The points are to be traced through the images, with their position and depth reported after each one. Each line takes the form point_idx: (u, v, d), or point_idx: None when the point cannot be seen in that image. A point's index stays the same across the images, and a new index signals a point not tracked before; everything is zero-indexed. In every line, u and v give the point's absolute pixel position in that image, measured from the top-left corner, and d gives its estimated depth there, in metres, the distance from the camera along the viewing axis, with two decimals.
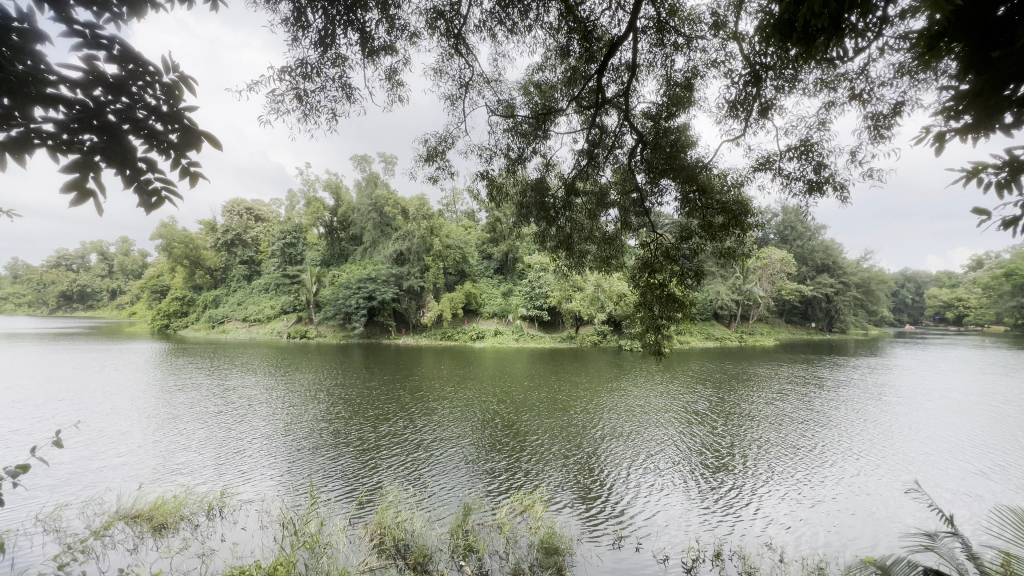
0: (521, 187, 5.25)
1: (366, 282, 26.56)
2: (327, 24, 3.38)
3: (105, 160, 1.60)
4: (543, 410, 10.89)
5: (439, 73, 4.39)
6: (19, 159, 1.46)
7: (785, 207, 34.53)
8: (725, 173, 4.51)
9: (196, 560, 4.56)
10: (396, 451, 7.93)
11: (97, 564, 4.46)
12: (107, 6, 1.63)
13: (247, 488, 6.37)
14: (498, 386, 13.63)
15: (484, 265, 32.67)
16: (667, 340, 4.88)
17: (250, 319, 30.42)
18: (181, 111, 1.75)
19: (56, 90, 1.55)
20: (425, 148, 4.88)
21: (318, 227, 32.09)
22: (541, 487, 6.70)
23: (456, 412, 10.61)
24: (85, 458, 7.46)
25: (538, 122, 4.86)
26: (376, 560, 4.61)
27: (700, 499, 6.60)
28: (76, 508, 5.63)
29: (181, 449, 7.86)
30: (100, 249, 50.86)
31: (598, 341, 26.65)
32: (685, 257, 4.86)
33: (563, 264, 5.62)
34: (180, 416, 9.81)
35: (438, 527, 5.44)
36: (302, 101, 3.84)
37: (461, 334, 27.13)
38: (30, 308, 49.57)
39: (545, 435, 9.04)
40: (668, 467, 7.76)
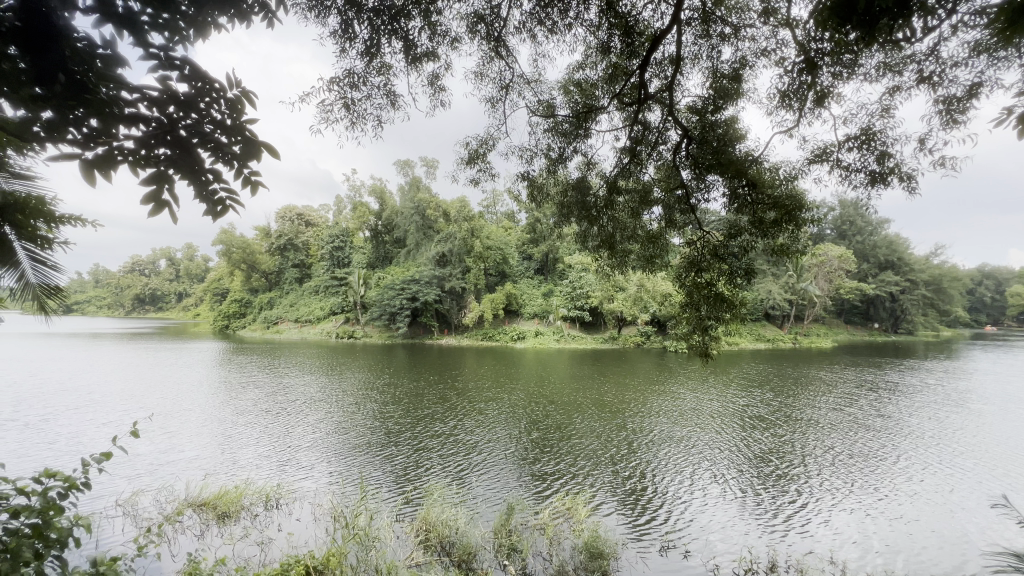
0: (562, 188, 5.23)
1: (410, 283, 27.21)
2: (372, 34, 3.49)
3: (177, 172, 1.73)
4: (588, 413, 10.79)
5: (479, 76, 4.44)
6: (105, 174, 1.62)
7: (842, 201, 32.63)
8: (777, 167, 4.30)
9: (256, 547, 4.83)
10: (443, 450, 8.09)
11: (169, 547, 4.81)
12: (177, 29, 1.76)
13: (301, 482, 6.67)
14: (542, 387, 13.63)
15: (525, 266, 32.70)
16: (715, 341, 4.71)
17: (302, 320, 31.87)
18: (242, 124, 1.85)
19: (135, 109, 1.69)
20: (467, 151, 4.95)
21: (364, 231, 33.25)
22: (585, 490, 6.63)
23: (501, 413, 10.69)
24: (158, 448, 8.05)
25: (578, 121, 4.81)
26: (421, 555, 4.72)
27: (751, 509, 6.33)
28: (150, 495, 6.08)
29: (242, 443, 8.36)
30: (169, 255, 54.79)
31: (642, 341, 26.08)
32: (735, 255, 4.68)
33: (606, 264, 5.53)
34: (240, 412, 10.40)
35: (481, 525, 5.50)
36: (350, 110, 3.98)
37: (503, 334, 27.28)
38: (110, 310, 54.32)
39: (590, 438, 8.96)
40: (718, 474, 7.49)
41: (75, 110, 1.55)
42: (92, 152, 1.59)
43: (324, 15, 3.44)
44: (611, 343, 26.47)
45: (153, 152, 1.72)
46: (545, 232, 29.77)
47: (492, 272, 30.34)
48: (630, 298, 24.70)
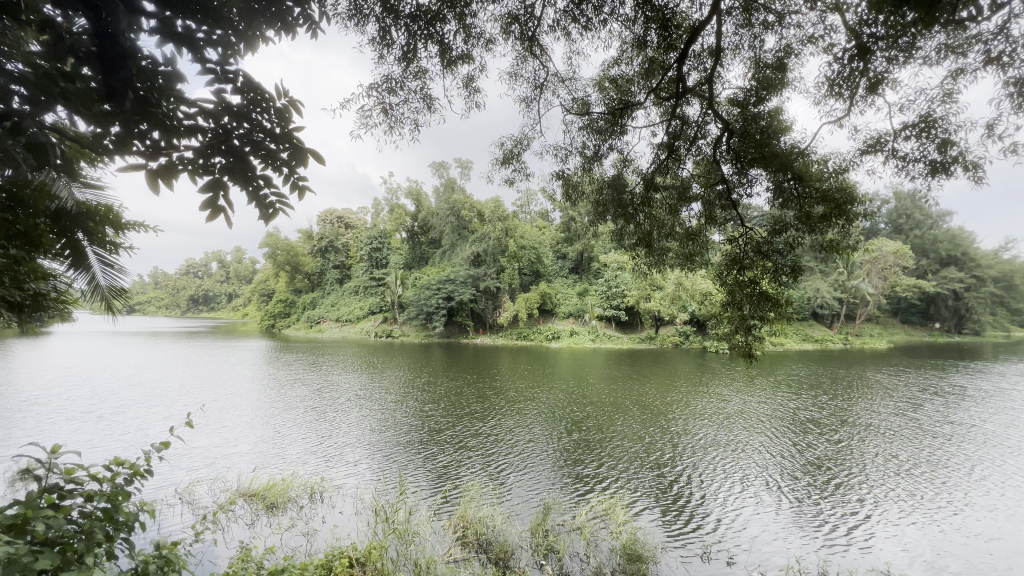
0: (598, 185, 5.15)
1: (445, 283, 27.62)
2: (409, 39, 3.57)
3: (232, 179, 1.83)
4: (625, 414, 10.66)
5: (513, 76, 4.44)
6: (168, 183, 1.73)
7: (898, 193, 30.73)
8: (825, 159, 4.09)
9: (302, 537, 5.04)
10: (479, 448, 8.19)
11: (223, 535, 5.10)
12: (229, 44, 1.85)
13: (343, 476, 6.89)
14: (577, 387, 13.56)
15: (560, 264, 32.50)
16: (759, 341, 4.55)
17: (342, 319, 32.95)
18: (290, 131, 1.93)
19: (193, 121, 1.80)
20: (501, 151, 4.96)
21: (401, 232, 34.01)
22: (621, 492, 6.55)
23: (536, 412, 10.73)
24: (212, 440, 8.53)
25: (614, 118, 4.74)
26: (459, 552, 4.79)
27: (797, 517, 6.08)
28: (205, 484, 6.45)
29: (289, 437, 8.73)
30: (220, 258, 57.90)
31: (680, 341, 25.47)
32: (780, 252, 4.51)
33: (643, 262, 5.42)
34: (286, 408, 10.87)
35: (518, 524, 5.52)
36: (388, 115, 4.08)
37: (537, 334, 27.25)
38: (169, 310, 58.03)
39: (627, 440, 8.83)
40: (761, 480, 7.23)
41: (142, 125, 1.67)
42: (156, 163, 1.70)
43: (363, 23, 3.53)
44: (648, 343, 25.96)
45: (210, 161, 1.83)
46: (580, 231, 29.53)
47: (526, 271, 30.36)
48: (668, 297, 24.15)
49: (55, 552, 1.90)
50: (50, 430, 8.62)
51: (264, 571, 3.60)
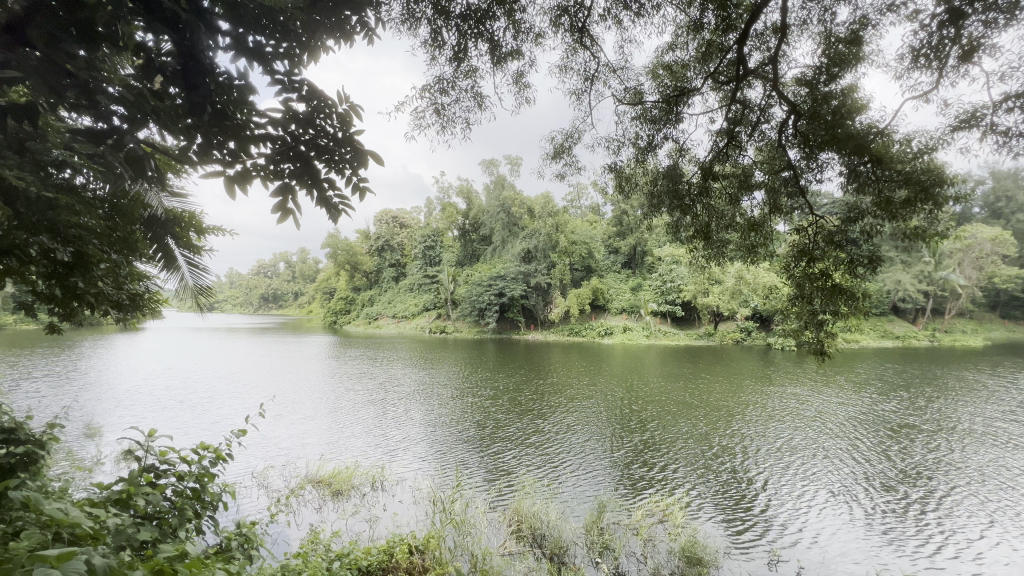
0: (652, 177, 4.96)
1: (497, 280, 27.88)
2: (459, 39, 3.62)
3: (299, 183, 1.93)
4: (681, 413, 10.33)
5: (563, 70, 4.38)
6: (243, 188, 1.86)
7: (996, 173, 27.49)
8: (909, 138, 3.73)
9: (365, 524, 5.29)
10: (531, 443, 8.24)
11: (295, 516, 5.47)
12: (294, 55, 1.95)
13: (400, 467, 7.16)
14: (631, 385, 13.29)
15: (612, 259, 31.87)
16: (832, 338, 4.26)
17: (398, 316, 34.16)
18: (351, 135, 2.00)
19: (264, 130, 1.91)
20: (552, 145, 4.92)
21: (453, 230, 34.76)
22: (678, 493, 6.37)
23: (588, 409, 10.65)
24: (282, 428, 9.12)
25: (669, 106, 4.55)
26: (514, 545, 4.86)
27: (878, 529, 5.64)
28: (278, 469, 6.94)
29: (351, 428, 9.19)
30: (287, 259, 61.84)
31: (741, 338, 24.32)
32: (856, 242, 4.19)
33: (701, 255, 5.17)
34: (348, 400, 11.44)
35: (572, 520, 5.50)
36: (440, 115, 4.16)
37: (590, 330, 26.90)
38: (243, 307, 62.82)
39: (684, 440, 8.55)
40: (836, 488, 6.75)
41: (218, 136, 1.81)
42: (232, 170, 1.83)
43: (415, 26, 3.62)
44: (707, 340, 24.94)
45: (280, 167, 1.94)
46: (633, 225, 28.85)
47: (578, 267, 30.08)
48: (727, 291, 23.15)
49: (153, 524, 2.12)
50: (147, 416, 9.58)
51: (332, 553, 3.84)
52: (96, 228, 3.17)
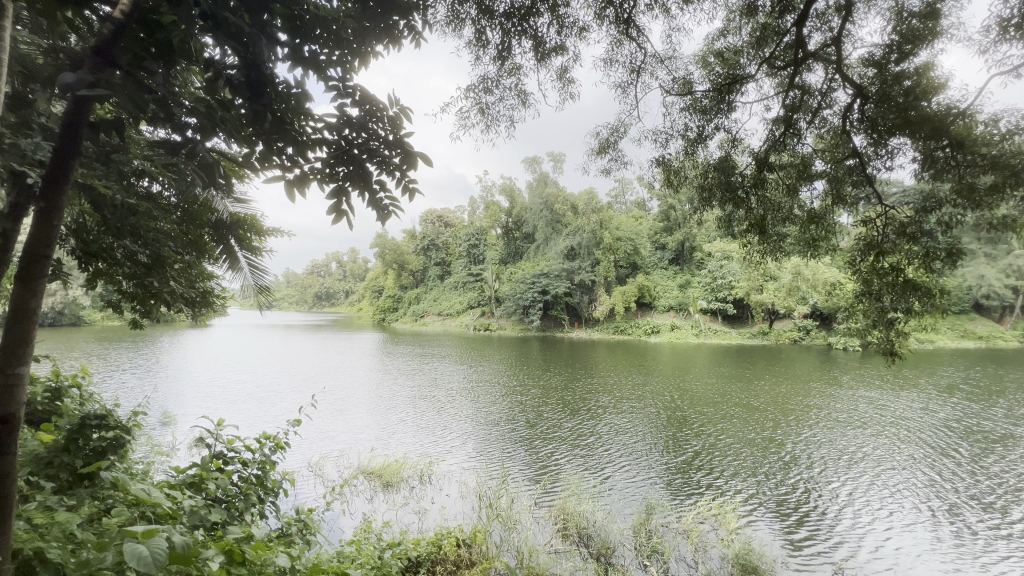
0: (702, 169, 4.72)
1: (540, 277, 27.81)
2: (504, 37, 3.62)
3: (352, 185, 1.98)
4: (734, 416, 9.95)
5: (607, 62, 4.28)
6: (303, 191, 1.94)
7: None
8: (997, 118, 3.39)
9: (415, 515, 5.45)
10: (576, 442, 8.22)
11: (348, 505, 5.73)
12: (348, 62, 2.00)
13: (447, 462, 7.29)
14: (678, 385, 12.95)
15: (658, 256, 31.04)
16: (903, 338, 3.99)
17: (444, 313, 34.87)
18: (402, 137, 2.01)
19: (321, 136, 1.98)
20: (596, 141, 4.84)
21: (496, 229, 35.07)
22: (730, 497, 6.15)
23: (635, 408, 10.46)
24: (334, 421, 9.53)
25: (720, 95, 4.36)
26: (560, 543, 4.84)
27: (967, 552, 5.14)
28: (332, 460, 7.26)
29: (399, 423, 9.47)
30: (338, 258, 64.58)
31: (799, 338, 23.18)
32: (933, 234, 3.87)
33: (755, 250, 4.93)
34: (397, 396, 11.82)
35: (619, 520, 5.43)
36: (485, 114, 4.20)
37: (636, 328, 26.33)
38: (299, 305, 66.27)
39: (737, 444, 8.22)
40: (915, 504, 6.23)
41: (279, 142, 1.91)
42: (293, 174, 1.92)
43: (460, 27, 3.67)
44: (761, 339, 23.83)
45: (336, 170, 2.01)
46: (681, 220, 27.98)
47: (622, 264, 29.55)
48: (783, 288, 22.03)
49: (222, 507, 2.28)
50: (215, 407, 10.28)
51: (384, 542, 3.99)
52: (170, 233, 3.61)
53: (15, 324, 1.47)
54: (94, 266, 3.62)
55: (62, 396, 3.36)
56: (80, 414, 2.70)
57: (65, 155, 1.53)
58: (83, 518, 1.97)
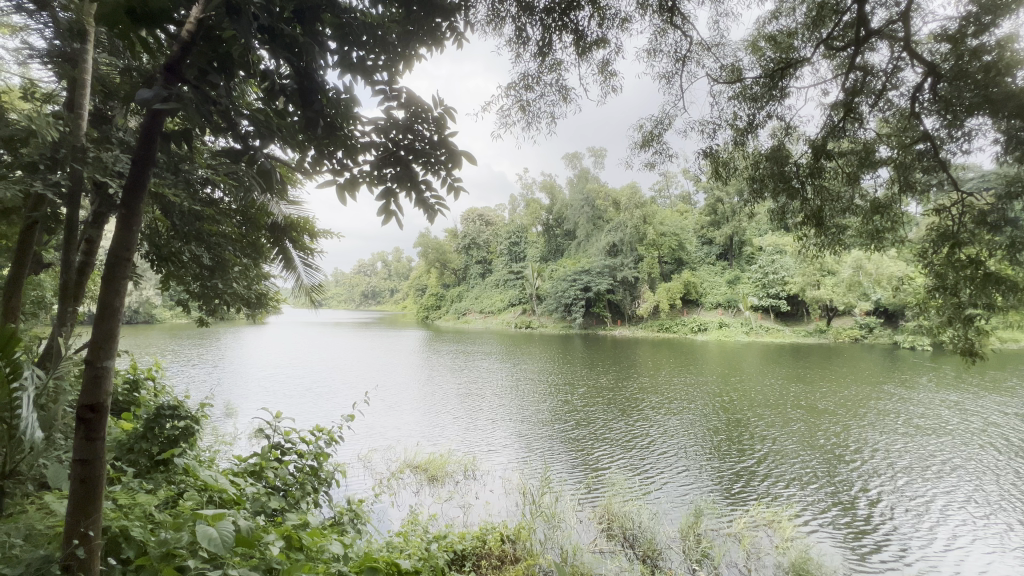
0: (753, 160, 4.48)
1: (582, 275, 27.51)
2: (544, 33, 3.60)
3: (399, 186, 2.02)
4: (791, 419, 9.48)
5: (650, 52, 4.16)
6: (353, 194, 2.01)
7: None
8: None
9: (460, 510, 5.55)
10: (620, 441, 8.09)
11: (396, 497, 5.91)
12: (393, 66, 2.04)
13: (490, 459, 7.38)
14: (727, 385, 12.48)
15: (705, 251, 29.96)
16: (982, 335, 3.68)
17: (485, 311, 35.21)
18: (445, 137, 2.03)
19: (370, 141, 2.04)
20: (640, 134, 4.72)
21: (537, 226, 35.07)
22: (785, 503, 5.88)
23: (682, 409, 10.18)
24: (382, 416, 9.83)
25: (773, 81, 4.15)
26: (605, 543, 4.79)
27: None
28: (380, 453, 7.50)
29: (444, 419, 9.66)
30: (383, 258, 66.64)
31: (860, 336, 21.85)
32: (1020, 223, 3.51)
33: (812, 243, 4.68)
34: (441, 392, 12.05)
35: (666, 522, 5.31)
36: (526, 112, 4.19)
37: (681, 326, 25.55)
38: (348, 303, 68.96)
39: (794, 449, 7.82)
40: (1003, 522, 5.67)
41: (330, 147, 1.98)
42: (344, 178, 1.99)
43: (500, 26, 3.68)
44: (818, 337, 22.61)
45: (384, 171, 2.06)
46: (730, 213, 26.91)
47: (667, 260, 28.78)
48: (843, 283, 20.76)
49: (281, 495, 2.42)
50: (272, 400, 10.85)
51: (431, 535, 4.10)
52: (231, 236, 3.86)
53: (101, 321, 1.57)
54: (165, 268, 3.90)
55: (140, 388, 3.66)
56: (156, 405, 2.93)
57: (141, 166, 1.64)
58: (161, 500, 2.15)
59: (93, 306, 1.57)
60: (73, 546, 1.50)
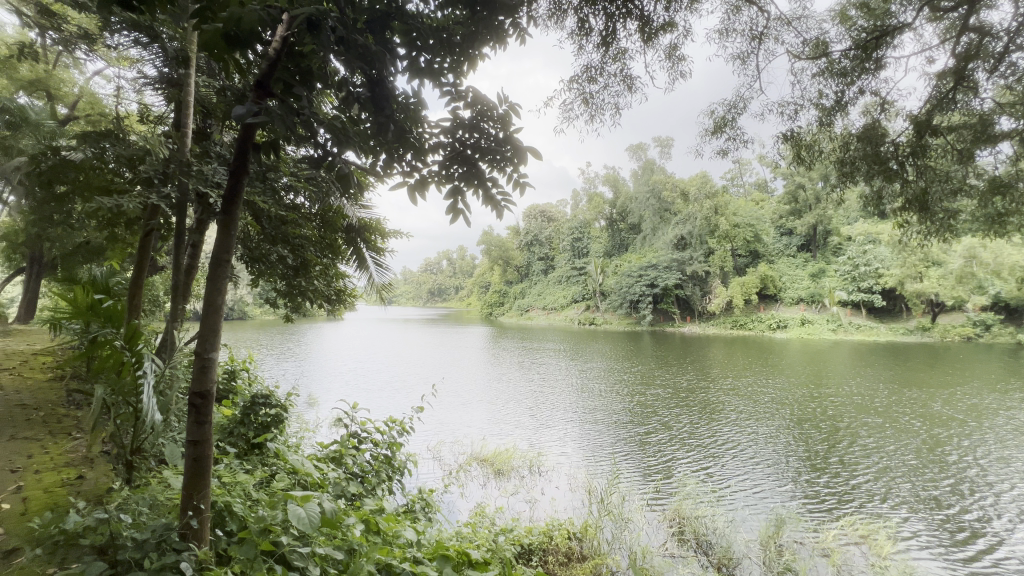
0: (843, 142, 4.07)
1: (648, 270, 26.47)
2: (608, 22, 3.51)
3: (466, 183, 2.04)
4: (890, 428, 8.58)
5: (722, 32, 3.93)
6: (423, 194, 2.07)
7: None
8: None
9: (526, 504, 5.61)
10: (693, 444, 7.75)
11: (464, 489, 6.10)
12: (458, 66, 2.05)
13: (556, 455, 7.38)
14: (814, 388, 11.49)
15: (784, 242, 27.91)
16: None
17: (548, 307, 35.15)
18: (510, 134, 2.03)
19: (438, 141, 2.09)
20: (712, 121, 4.47)
21: (600, 221, 34.43)
22: (883, 519, 5.33)
23: (763, 412, 9.56)
24: (450, 410, 10.14)
25: (865, 52, 3.76)
26: (676, 547, 4.62)
27: None
28: (448, 445, 7.77)
29: (509, 414, 9.78)
30: (447, 256, 68.76)
31: (975, 335, 19.32)
32: None
33: (915, 229, 4.22)
34: (506, 388, 12.17)
35: (743, 531, 5.01)
36: (589, 104, 4.12)
37: (758, 322, 23.98)
38: (416, 300, 71.92)
39: (896, 461, 7.06)
40: None
41: (400, 149, 2.06)
42: (414, 179, 2.06)
43: (562, 19, 3.64)
44: (920, 335, 20.31)
45: (452, 171, 2.10)
46: (812, 200, 24.80)
47: (741, 252, 27.15)
48: (951, 275, 18.46)
49: (359, 480, 2.57)
50: (348, 392, 11.54)
51: (498, 527, 4.17)
52: (312, 238, 4.16)
53: (207, 317, 1.75)
54: (258, 269, 4.30)
55: (236, 377, 4.06)
56: (251, 393, 3.24)
57: (236, 177, 1.80)
58: (258, 479, 2.36)
59: (200, 303, 1.75)
60: (188, 517, 1.70)
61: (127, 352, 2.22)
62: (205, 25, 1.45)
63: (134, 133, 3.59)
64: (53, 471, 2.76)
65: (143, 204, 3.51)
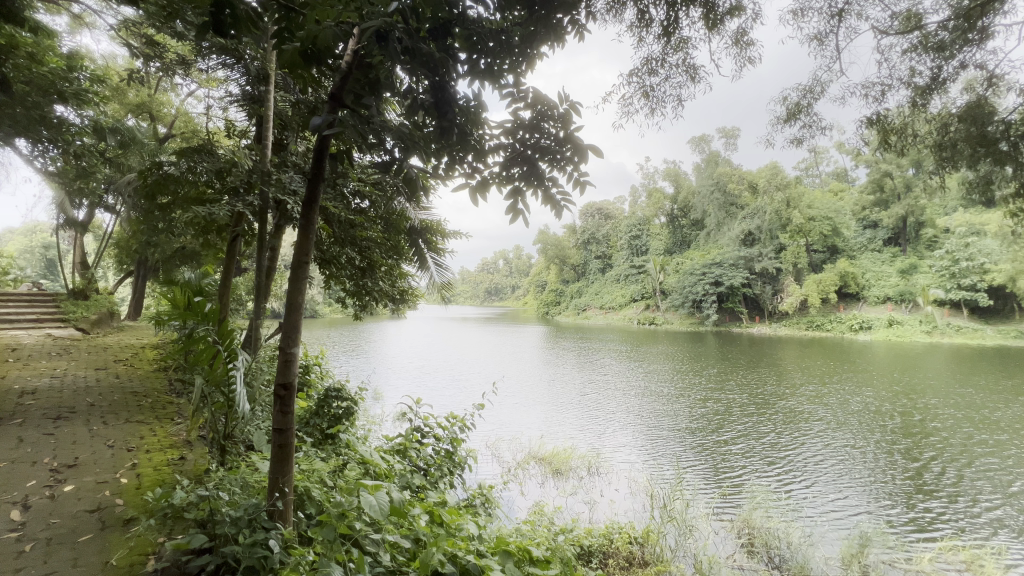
0: (939, 123, 3.66)
1: (712, 267, 25.21)
2: (669, 11, 3.38)
3: (526, 183, 2.05)
4: (1004, 446, 7.59)
5: (796, 12, 3.67)
6: (484, 196, 2.10)
7: None
8: None
9: (585, 505, 5.57)
10: (767, 453, 7.29)
11: (522, 487, 6.14)
12: (517, 65, 2.07)
13: (616, 458, 7.23)
14: (908, 398, 10.40)
15: (867, 236, 26.00)
16: None
17: (605, 307, 34.47)
18: (571, 133, 2.02)
19: (498, 142, 2.11)
20: (784, 108, 4.20)
21: (660, 217, 33.28)
22: (991, 547, 4.76)
23: (851, 424, 8.78)
24: (506, 409, 10.22)
25: (967, 21, 3.36)
26: (746, 559, 4.39)
27: None
28: (506, 443, 7.85)
29: (568, 415, 9.71)
30: (504, 256, 69.49)
31: None
32: None
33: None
34: (565, 389, 12.06)
35: (822, 546, 4.68)
36: (649, 98, 4.00)
37: (837, 323, 22.16)
38: (473, 300, 73.23)
39: (1015, 485, 6.22)
40: None
41: (460, 152, 2.11)
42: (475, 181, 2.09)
43: (621, 12, 3.56)
44: None
45: (513, 171, 2.12)
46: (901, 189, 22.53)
47: (817, 248, 25.24)
48: None
49: (423, 473, 2.69)
50: (409, 389, 11.96)
51: (558, 527, 4.15)
52: (378, 241, 4.36)
53: (290, 313, 1.89)
54: (331, 269, 4.58)
55: (311, 372, 4.33)
56: (325, 387, 3.46)
57: (313, 184, 1.92)
58: (333, 468, 2.52)
59: (284, 300, 1.89)
60: (275, 498, 1.85)
61: (220, 345, 2.44)
62: (286, 45, 1.56)
63: (222, 147, 3.94)
64: (160, 451, 3.10)
65: (231, 211, 3.86)
